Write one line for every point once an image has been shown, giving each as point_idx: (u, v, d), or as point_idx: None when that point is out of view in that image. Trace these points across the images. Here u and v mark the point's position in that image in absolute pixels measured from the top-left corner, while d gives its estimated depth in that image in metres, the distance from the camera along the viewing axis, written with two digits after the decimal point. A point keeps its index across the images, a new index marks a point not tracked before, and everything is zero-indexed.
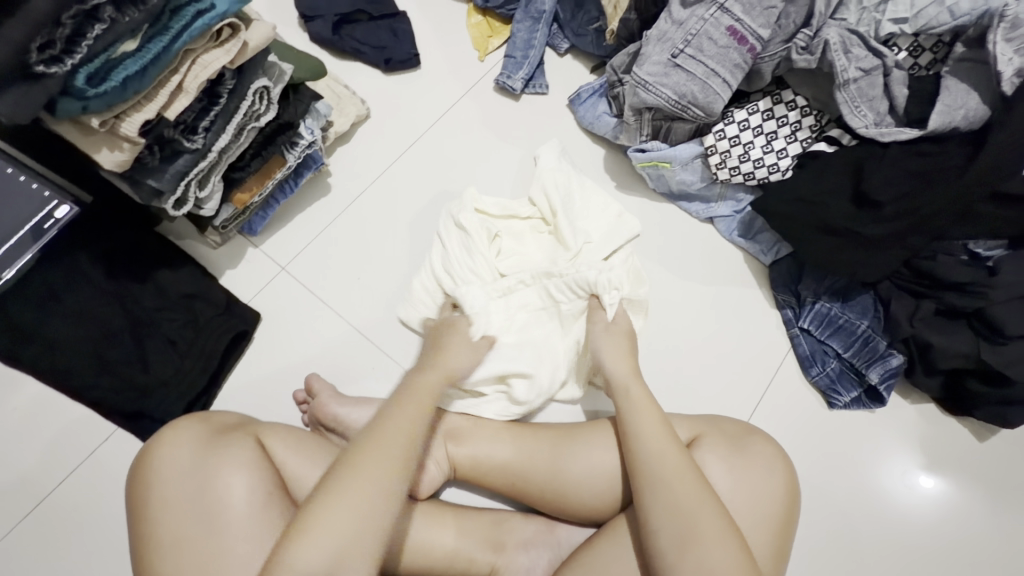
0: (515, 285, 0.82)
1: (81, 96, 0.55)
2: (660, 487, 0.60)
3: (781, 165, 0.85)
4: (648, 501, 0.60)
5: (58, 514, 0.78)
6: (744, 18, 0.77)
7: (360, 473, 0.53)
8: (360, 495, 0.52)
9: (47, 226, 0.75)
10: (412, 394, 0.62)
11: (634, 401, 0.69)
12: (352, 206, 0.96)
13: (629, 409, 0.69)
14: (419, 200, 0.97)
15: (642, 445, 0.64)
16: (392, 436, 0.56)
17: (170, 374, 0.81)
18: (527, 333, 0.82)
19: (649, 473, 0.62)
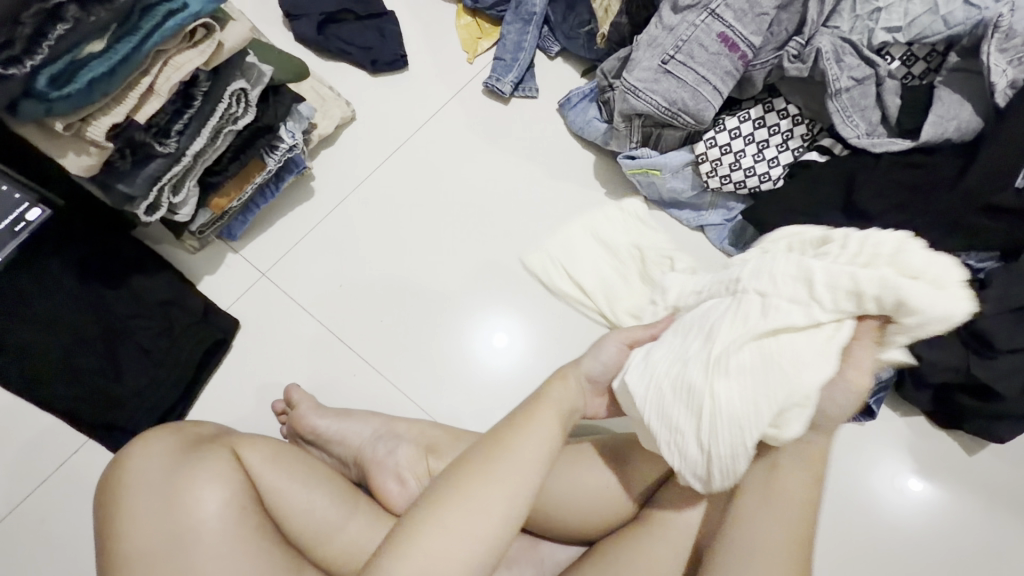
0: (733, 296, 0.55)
1: (44, 98, 0.53)
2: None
3: (772, 174, 0.83)
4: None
5: (23, 529, 0.75)
6: (736, 25, 0.75)
7: (490, 483, 0.47)
8: (487, 511, 0.46)
9: (18, 229, 0.71)
10: (541, 408, 0.52)
11: (799, 472, 0.53)
12: (335, 212, 0.93)
13: (785, 474, 0.53)
14: (402, 205, 0.95)
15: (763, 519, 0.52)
16: (527, 446, 0.49)
17: (145, 383, 0.79)
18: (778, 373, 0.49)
19: (745, 548, 0.51)
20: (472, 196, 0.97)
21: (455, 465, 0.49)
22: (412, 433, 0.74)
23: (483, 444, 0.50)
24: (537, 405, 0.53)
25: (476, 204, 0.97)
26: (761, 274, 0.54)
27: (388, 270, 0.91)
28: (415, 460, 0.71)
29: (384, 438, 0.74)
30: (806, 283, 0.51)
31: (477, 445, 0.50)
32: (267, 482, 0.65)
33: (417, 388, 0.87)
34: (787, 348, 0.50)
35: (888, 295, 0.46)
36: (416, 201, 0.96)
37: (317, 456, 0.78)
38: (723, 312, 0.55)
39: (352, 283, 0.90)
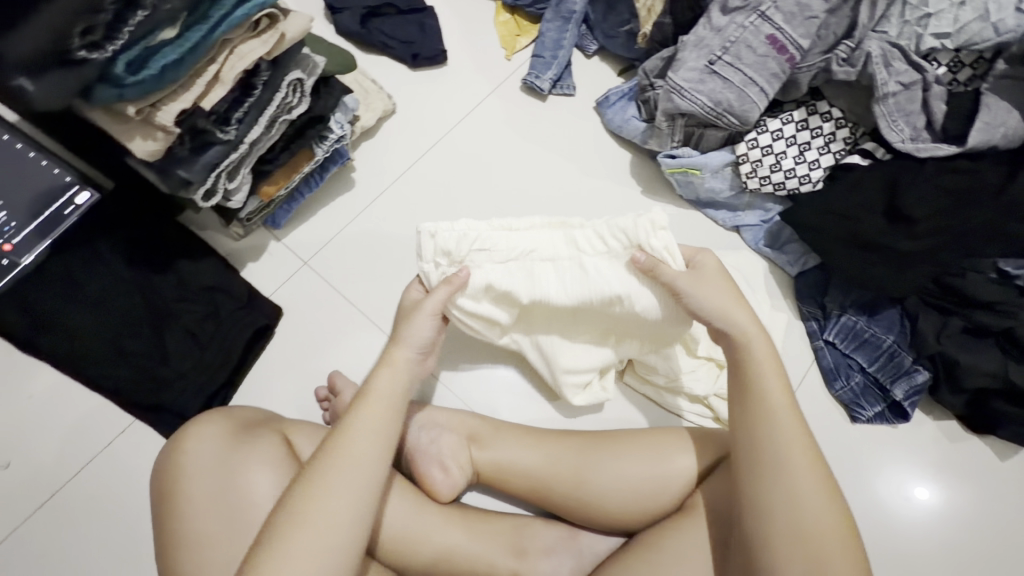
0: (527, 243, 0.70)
1: (119, 83, 0.54)
2: (795, 480, 0.55)
3: (812, 176, 0.84)
4: (774, 497, 0.55)
5: (70, 507, 0.76)
6: (786, 27, 0.76)
7: (320, 497, 0.51)
8: (322, 527, 0.50)
9: (67, 213, 0.79)
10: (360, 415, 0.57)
11: (757, 367, 0.61)
12: (376, 202, 0.94)
13: (752, 375, 0.60)
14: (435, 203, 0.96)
15: (774, 433, 0.57)
16: (355, 449, 0.54)
17: (190, 366, 0.80)
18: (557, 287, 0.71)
19: (772, 462, 0.56)
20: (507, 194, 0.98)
21: (298, 476, 0.53)
22: (452, 422, 0.76)
23: (318, 456, 0.54)
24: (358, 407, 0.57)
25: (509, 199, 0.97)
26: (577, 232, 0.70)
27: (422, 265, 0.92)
28: (457, 450, 0.73)
29: (425, 426, 0.75)
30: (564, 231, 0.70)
31: (312, 460, 0.54)
32: None
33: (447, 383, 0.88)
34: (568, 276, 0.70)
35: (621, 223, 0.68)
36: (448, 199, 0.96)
37: None
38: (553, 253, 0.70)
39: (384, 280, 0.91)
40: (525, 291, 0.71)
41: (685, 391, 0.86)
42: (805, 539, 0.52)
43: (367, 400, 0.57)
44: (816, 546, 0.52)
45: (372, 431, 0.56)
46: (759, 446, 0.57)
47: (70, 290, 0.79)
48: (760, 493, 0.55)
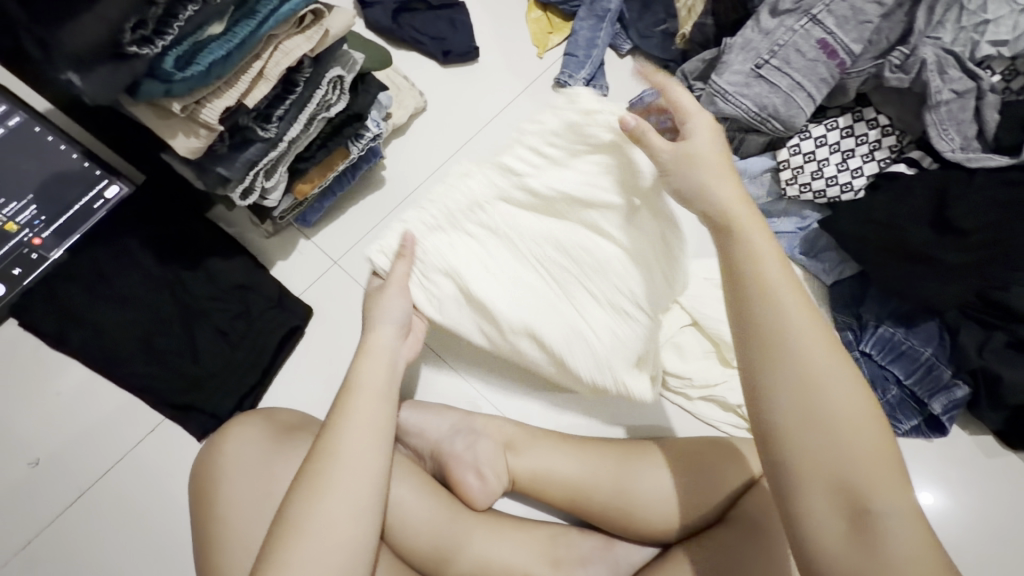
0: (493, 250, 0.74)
1: (166, 79, 0.53)
2: (814, 368, 0.47)
3: (855, 184, 0.82)
4: (790, 389, 0.47)
5: (99, 505, 0.75)
6: (837, 31, 0.75)
7: (318, 501, 0.50)
8: (316, 533, 0.49)
9: (96, 207, 0.80)
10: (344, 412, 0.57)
11: (755, 249, 0.51)
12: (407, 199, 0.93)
13: (751, 263, 0.51)
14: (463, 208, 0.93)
15: (790, 318, 0.48)
16: (345, 447, 0.54)
17: (221, 366, 0.78)
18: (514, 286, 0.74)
19: (786, 347, 0.47)
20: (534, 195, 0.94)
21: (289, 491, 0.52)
22: (489, 429, 0.75)
23: (309, 461, 0.54)
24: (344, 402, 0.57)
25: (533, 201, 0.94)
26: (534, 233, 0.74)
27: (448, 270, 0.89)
28: (494, 457, 0.72)
29: (462, 432, 0.74)
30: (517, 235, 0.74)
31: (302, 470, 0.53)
32: None
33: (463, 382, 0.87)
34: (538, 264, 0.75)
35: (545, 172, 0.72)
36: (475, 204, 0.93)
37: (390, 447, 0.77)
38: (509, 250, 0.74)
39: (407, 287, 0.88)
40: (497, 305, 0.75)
41: (715, 398, 0.85)
42: (826, 433, 0.46)
43: (353, 394, 0.58)
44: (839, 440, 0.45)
45: (361, 426, 0.56)
46: (771, 333, 0.48)
47: (100, 286, 0.78)
48: (773, 385, 0.47)
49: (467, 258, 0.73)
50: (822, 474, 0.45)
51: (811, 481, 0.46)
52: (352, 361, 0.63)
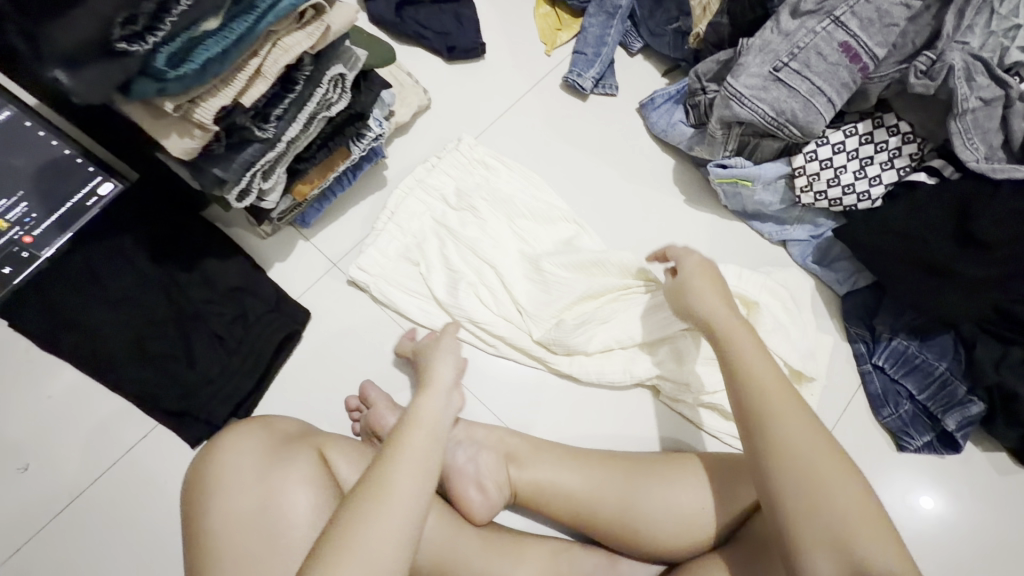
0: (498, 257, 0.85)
1: (160, 77, 0.50)
2: (796, 430, 0.50)
3: (872, 193, 0.80)
4: (778, 447, 0.50)
5: (90, 514, 0.73)
6: (861, 34, 0.72)
7: (367, 527, 0.47)
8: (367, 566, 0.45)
9: (90, 204, 0.76)
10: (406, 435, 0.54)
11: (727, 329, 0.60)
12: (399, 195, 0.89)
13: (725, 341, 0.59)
14: (451, 205, 0.88)
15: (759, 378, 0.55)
16: (398, 485, 0.50)
17: (216, 372, 0.76)
18: (517, 289, 0.84)
19: (768, 413, 0.52)
20: (530, 197, 0.90)
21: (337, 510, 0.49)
22: (491, 440, 0.73)
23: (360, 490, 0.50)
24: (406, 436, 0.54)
25: (528, 204, 0.89)
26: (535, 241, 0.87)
27: (431, 268, 0.85)
28: (496, 469, 0.70)
29: (463, 442, 0.72)
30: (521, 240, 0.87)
31: (351, 496, 0.50)
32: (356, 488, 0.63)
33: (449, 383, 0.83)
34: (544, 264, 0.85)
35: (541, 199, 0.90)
36: (464, 201, 0.88)
37: None
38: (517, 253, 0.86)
39: (389, 282, 0.84)
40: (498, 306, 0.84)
41: (720, 407, 0.82)
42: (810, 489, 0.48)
43: (414, 428, 0.55)
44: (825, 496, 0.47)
45: (419, 465, 0.52)
46: (752, 402, 0.53)
47: (92, 287, 0.75)
48: (759, 449, 0.51)
49: (471, 263, 0.85)
50: (813, 526, 0.47)
51: (803, 534, 0.47)
52: (413, 397, 0.61)
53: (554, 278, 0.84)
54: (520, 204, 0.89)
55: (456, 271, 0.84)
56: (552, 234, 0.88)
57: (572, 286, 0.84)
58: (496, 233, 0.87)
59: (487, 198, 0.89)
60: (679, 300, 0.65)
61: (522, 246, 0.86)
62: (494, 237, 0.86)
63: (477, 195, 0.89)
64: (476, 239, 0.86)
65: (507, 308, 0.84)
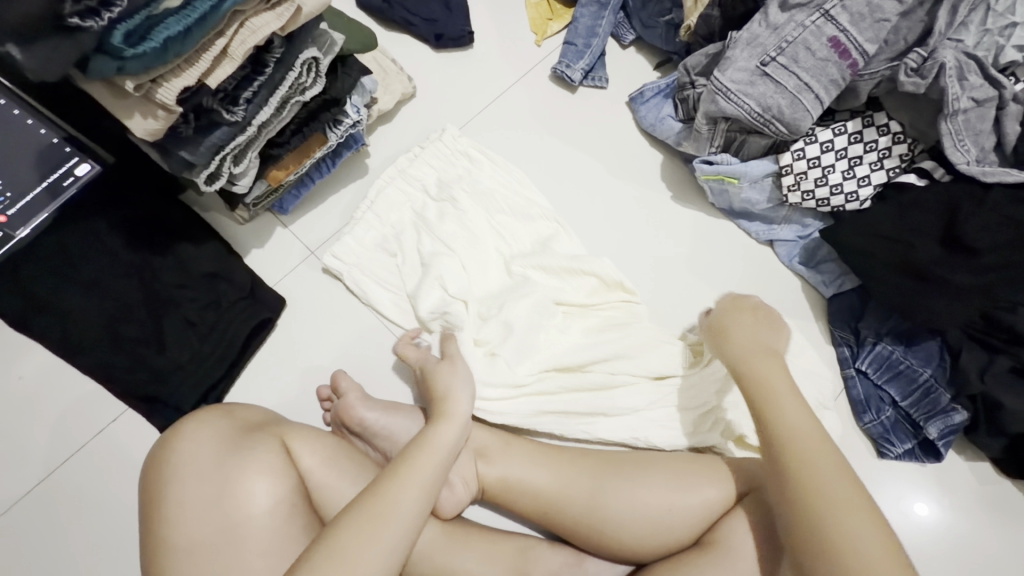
0: (478, 252, 0.83)
1: (118, 55, 0.49)
2: (811, 454, 0.54)
3: (860, 194, 0.78)
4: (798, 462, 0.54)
5: (57, 496, 0.73)
6: (851, 29, 0.70)
7: (360, 537, 0.49)
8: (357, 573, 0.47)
9: (67, 184, 0.71)
10: (421, 453, 0.59)
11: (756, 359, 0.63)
12: (376, 187, 0.87)
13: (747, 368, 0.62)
14: (432, 197, 0.87)
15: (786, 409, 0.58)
16: (400, 501, 0.53)
17: (188, 358, 0.75)
18: (496, 283, 0.82)
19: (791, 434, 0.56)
20: (511, 192, 0.88)
21: (338, 516, 0.52)
22: None
23: (358, 505, 0.52)
24: (414, 457, 0.58)
25: (509, 200, 0.88)
26: (515, 238, 0.86)
27: (406, 264, 0.83)
28: (465, 465, 0.69)
29: None
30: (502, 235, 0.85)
31: (358, 500, 0.53)
32: (316, 479, 0.62)
33: None
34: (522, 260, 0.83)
35: (522, 194, 0.89)
36: (445, 191, 0.87)
37: (360, 449, 0.73)
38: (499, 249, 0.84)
39: (364, 272, 0.83)
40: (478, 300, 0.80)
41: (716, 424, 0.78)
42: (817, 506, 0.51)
43: (427, 454, 0.59)
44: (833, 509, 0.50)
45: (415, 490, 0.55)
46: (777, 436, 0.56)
47: (65, 268, 0.75)
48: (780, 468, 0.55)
49: (451, 257, 0.82)
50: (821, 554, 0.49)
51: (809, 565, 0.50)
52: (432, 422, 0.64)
53: (542, 273, 0.83)
54: (504, 199, 0.88)
55: (432, 264, 0.81)
56: (532, 232, 0.86)
57: (556, 281, 0.83)
58: (479, 226, 0.85)
59: (469, 191, 0.87)
60: (718, 343, 0.68)
61: (507, 238, 0.85)
62: (477, 230, 0.85)
63: (458, 187, 0.87)
64: (454, 233, 0.84)
65: (490, 296, 0.81)
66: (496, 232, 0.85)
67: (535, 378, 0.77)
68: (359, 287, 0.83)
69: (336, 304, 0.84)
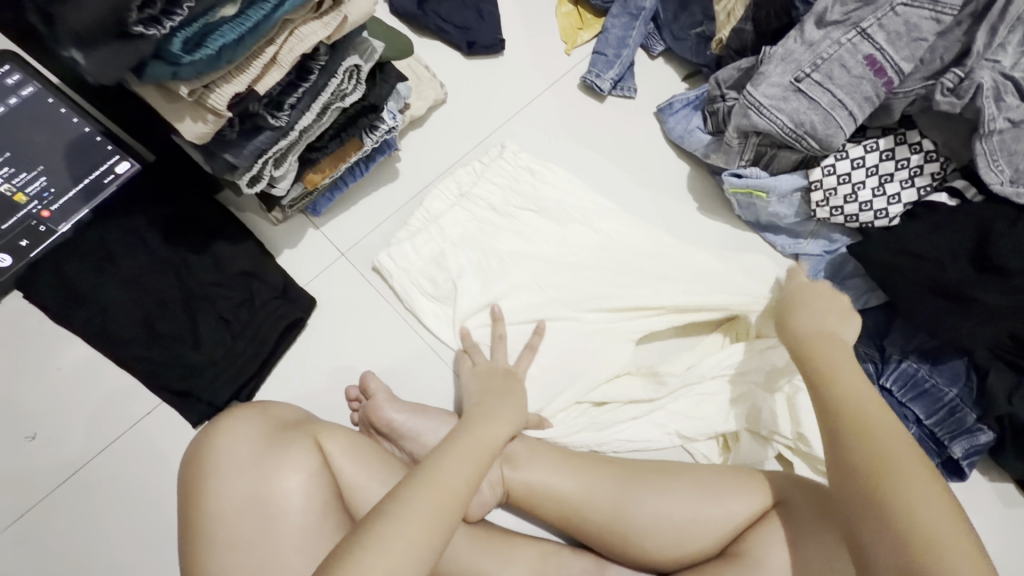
0: (537, 268, 0.84)
1: (174, 61, 0.50)
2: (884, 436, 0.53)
3: (890, 211, 0.78)
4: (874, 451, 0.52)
5: (91, 487, 0.75)
6: (887, 48, 0.70)
7: (412, 506, 0.50)
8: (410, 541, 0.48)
9: (107, 181, 0.78)
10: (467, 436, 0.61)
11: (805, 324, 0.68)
12: (435, 199, 0.88)
13: (800, 334, 0.67)
14: (498, 214, 0.87)
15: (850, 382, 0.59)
16: (447, 478, 0.54)
17: (222, 355, 0.77)
18: (553, 296, 0.83)
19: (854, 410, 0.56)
20: (581, 205, 0.88)
21: (392, 492, 0.52)
22: None
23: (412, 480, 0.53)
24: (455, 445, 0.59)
25: (580, 211, 0.88)
26: (581, 257, 0.85)
27: (461, 277, 0.82)
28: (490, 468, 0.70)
29: None
30: (570, 250, 0.85)
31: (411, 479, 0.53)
32: (347, 477, 0.64)
33: (448, 379, 0.83)
34: (585, 280, 0.84)
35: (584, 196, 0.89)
36: (514, 210, 0.87)
37: (388, 449, 0.75)
38: (566, 269, 0.84)
39: (411, 279, 0.84)
40: (530, 315, 0.82)
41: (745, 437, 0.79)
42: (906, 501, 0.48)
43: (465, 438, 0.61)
44: (921, 506, 0.48)
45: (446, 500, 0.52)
46: (835, 406, 0.57)
47: (104, 264, 0.77)
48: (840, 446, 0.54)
49: (508, 272, 0.83)
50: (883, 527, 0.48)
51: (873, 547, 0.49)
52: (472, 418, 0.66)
53: (594, 285, 0.83)
54: (567, 219, 0.87)
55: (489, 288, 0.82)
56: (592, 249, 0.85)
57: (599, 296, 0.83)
58: (547, 246, 0.86)
59: (534, 210, 0.88)
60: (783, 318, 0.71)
61: (571, 261, 0.85)
62: (543, 249, 0.85)
63: (525, 205, 0.88)
64: (516, 251, 0.85)
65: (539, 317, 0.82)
66: (560, 248, 0.85)
67: (575, 393, 0.81)
68: (409, 300, 0.84)
69: (367, 307, 0.85)
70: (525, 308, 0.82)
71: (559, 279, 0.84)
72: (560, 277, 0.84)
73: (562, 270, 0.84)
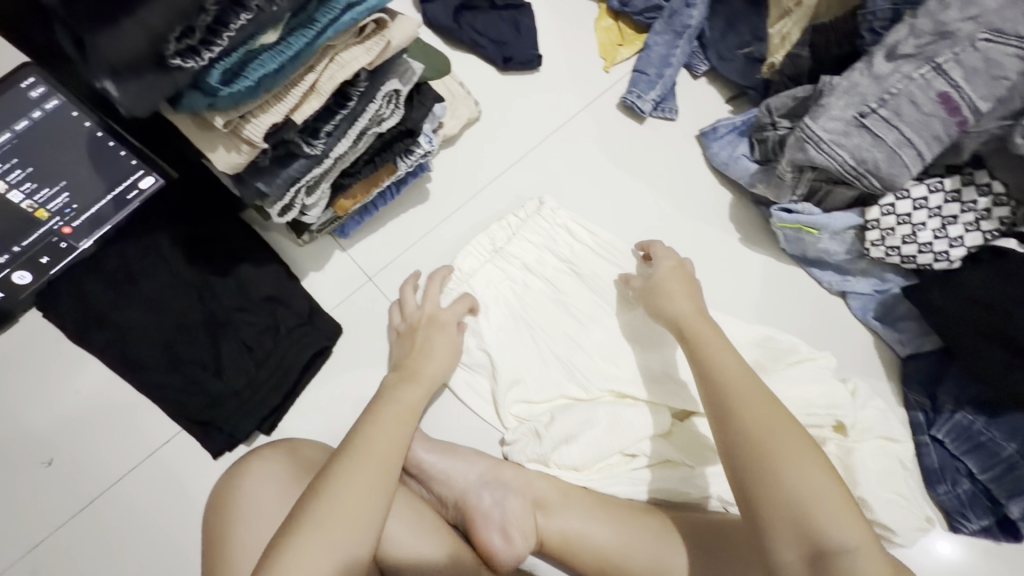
0: (569, 334, 0.80)
1: (212, 93, 0.48)
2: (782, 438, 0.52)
3: (951, 255, 0.73)
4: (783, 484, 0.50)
5: (106, 517, 0.72)
6: (964, 86, 0.64)
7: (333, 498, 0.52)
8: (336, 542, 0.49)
9: (130, 197, 0.74)
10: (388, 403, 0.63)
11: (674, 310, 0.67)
12: (467, 254, 0.83)
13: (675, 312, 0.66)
14: (533, 274, 0.82)
15: (735, 380, 0.57)
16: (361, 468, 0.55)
17: (244, 384, 0.74)
18: (588, 359, 0.78)
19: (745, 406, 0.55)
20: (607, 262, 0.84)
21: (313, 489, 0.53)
22: (518, 482, 0.69)
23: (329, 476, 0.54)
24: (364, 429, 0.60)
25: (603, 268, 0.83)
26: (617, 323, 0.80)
27: (493, 347, 0.78)
28: (523, 516, 0.67)
29: (490, 484, 0.69)
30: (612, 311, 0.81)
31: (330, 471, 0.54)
32: None
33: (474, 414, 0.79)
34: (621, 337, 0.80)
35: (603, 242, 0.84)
36: (549, 269, 0.83)
37: (416, 490, 0.72)
38: (603, 324, 0.80)
39: None
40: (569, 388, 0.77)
41: None
42: (806, 504, 0.49)
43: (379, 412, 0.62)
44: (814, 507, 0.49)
45: (373, 467, 0.56)
46: (730, 407, 0.55)
47: (125, 285, 0.74)
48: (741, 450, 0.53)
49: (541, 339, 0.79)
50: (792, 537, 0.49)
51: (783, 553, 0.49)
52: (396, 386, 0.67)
53: (639, 351, 0.79)
54: (600, 279, 0.83)
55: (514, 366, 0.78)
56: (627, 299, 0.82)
57: (642, 334, 0.79)
58: (582, 311, 0.81)
59: (570, 272, 0.83)
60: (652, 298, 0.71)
61: (606, 326, 0.80)
62: (579, 315, 0.81)
63: (558, 265, 0.83)
64: (553, 319, 0.80)
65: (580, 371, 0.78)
66: (591, 305, 0.82)
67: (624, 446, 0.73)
68: None
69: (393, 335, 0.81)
70: (562, 355, 0.79)
71: (600, 338, 0.80)
72: (593, 334, 0.80)
73: (597, 333, 0.80)
